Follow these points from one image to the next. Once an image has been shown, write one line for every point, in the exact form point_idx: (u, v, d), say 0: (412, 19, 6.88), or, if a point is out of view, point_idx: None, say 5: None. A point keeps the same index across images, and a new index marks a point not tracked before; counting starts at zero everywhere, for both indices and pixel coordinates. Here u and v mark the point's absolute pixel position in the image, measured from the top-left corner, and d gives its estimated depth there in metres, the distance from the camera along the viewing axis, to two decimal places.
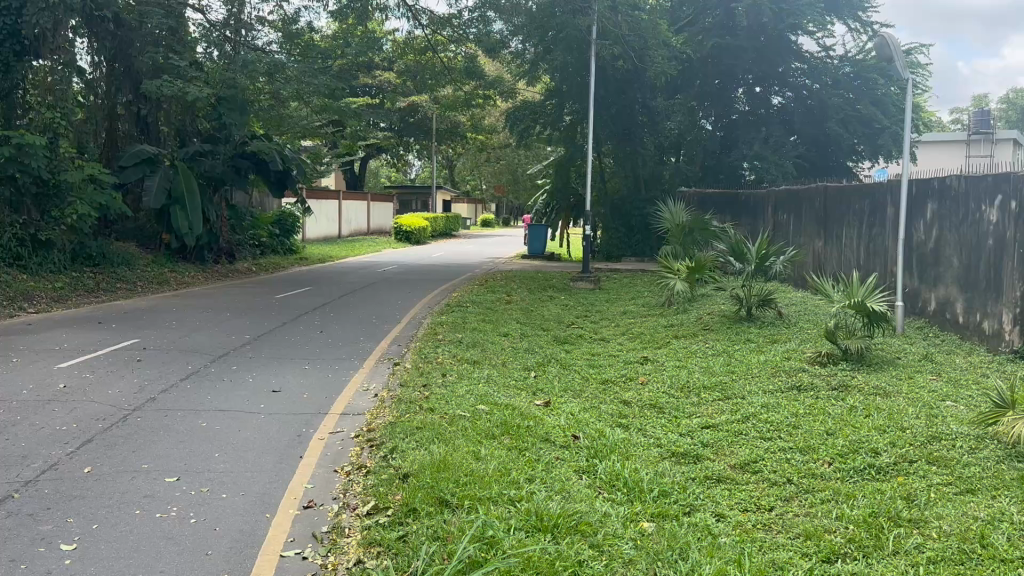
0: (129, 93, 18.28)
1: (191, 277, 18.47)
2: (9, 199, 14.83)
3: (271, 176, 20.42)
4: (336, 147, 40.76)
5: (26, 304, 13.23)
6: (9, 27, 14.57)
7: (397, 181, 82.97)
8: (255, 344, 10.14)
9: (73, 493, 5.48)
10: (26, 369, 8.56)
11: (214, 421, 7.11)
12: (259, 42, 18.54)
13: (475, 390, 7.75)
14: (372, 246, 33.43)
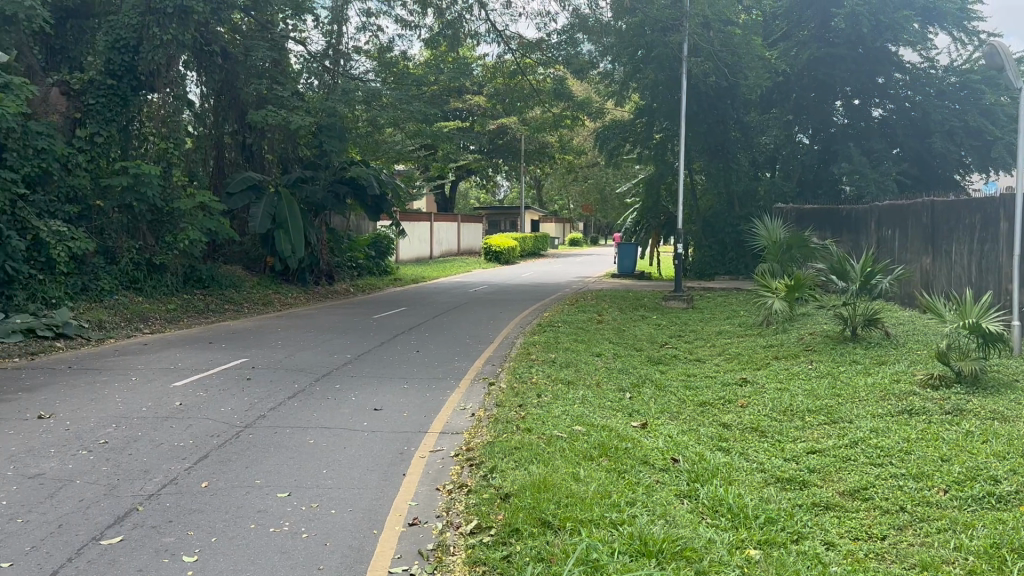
0: (235, 122, 19.12)
1: (293, 298, 19.15)
2: (125, 226, 15.73)
3: (368, 200, 20.97)
4: (426, 169, 41.62)
5: (142, 324, 13.98)
6: (127, 64, 15.42)
7: (484, 202, 84.11)
8: (356, 363, 10.43)
9: (192, 507, 5.74)
10: (146, 387, 9.04)
11: (321, 438, 7.34)
12: (357, 71, 19.48)
13: (571, 410, 7.73)
14: (463, 266, 33.88)
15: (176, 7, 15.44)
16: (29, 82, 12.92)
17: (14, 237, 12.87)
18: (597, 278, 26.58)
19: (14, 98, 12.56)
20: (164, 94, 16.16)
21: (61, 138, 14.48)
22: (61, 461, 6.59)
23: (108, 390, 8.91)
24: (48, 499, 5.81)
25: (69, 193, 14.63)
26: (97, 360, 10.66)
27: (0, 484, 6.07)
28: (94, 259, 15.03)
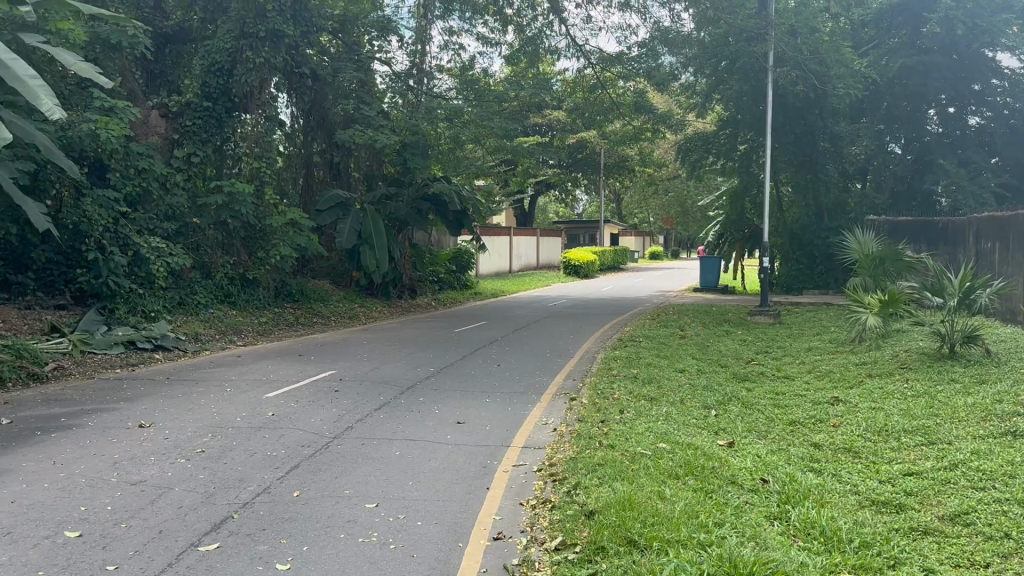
0: (322, 142, 19.69)
1: (377, 312, 19.54)
2: (220, 242, 16.39)
3: (450, 216, 21.24)
4: (506, 184, 42.04)
5: (235, 337, 14.50)
6: (221, 87, 16.25)
7: (563, 216, 84.31)
8: (439, 376, 10.57)
9: (285, 515, 5.91)
10: (240, 398, 9.37)
11: (408, 450, 7.48)
12: (440, 89, 20.00)
13: (654, 427, 7.64)
14: (543, 280, 33.93)
15: (269, 32, 16.18)
16: (131, 103, 13.74)
17: (118, 253, 13.55)
18: (680, 292, 26.25)
19: (118, 119, 13.39)
20: (257, 114, 16.86)
21: (160, 158, 15.23)
22: (161, 469, 6.89)
23: (204, 401, 9.27)
24: (150, 505, 6.07)
25: (167, 211, 15.35)
26: (194, 371, 11.12)
27: (106, 489, 6.38)
28: (191, 274, 15.69)
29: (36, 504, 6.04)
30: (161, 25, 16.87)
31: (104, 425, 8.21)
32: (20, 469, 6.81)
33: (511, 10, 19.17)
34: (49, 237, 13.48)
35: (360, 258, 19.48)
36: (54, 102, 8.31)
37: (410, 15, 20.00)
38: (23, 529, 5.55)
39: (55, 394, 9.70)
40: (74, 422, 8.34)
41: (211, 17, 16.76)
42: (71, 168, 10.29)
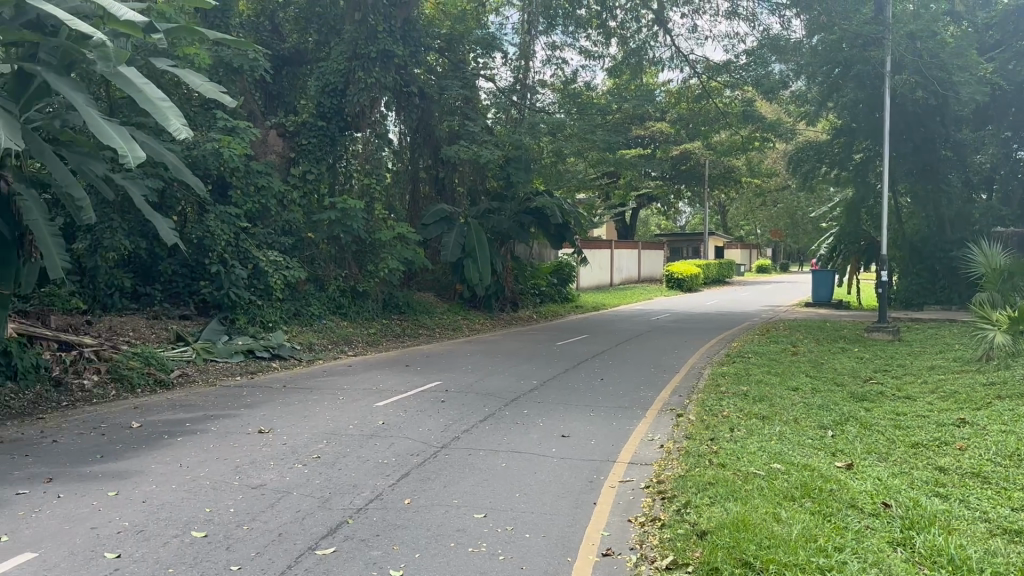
0: (429, 158, 20.25)
1: (481, 324, 19.74)
2: (331, 256, 16.99)
3: (552, 230, 21.29)
4: (608, 198, 41.86)
5: (347, 347, 14.93)
6: (334, 107, 16.90)
7: (665, 229, 83.16)
8: (543, 389, 10.58)
9: (397, 522, 6.03)
10: (352, 407, 9.66)
11: (513, 461, 7.52)
12: (542, 104, 20.15)
13: (767, 447, 7.42)
14: (646, 294, 33.56)
15: (380, 52, 16.82)
16: (251, 123, 14.52)
17: (237, 266, 14.24)
18: (790, 307, 25.45)
19: (239, 139, 14.14)
20: (368, 133, 17.48)
21: (277, 176, 15.97)
22: (280, 473, 7.17)
23: (318, 408, 9.60)
24: (270, 508, 6.31)
25: (281, 226, 16.04)
26: (308, 379, 11.54)
27: (228, 492, 6.67)
28: (305, 286, 16.29)
29: (166, 504, 6.38)
30: (279, 48, 17.94)
31: (227, 430, 8.60)
32: (151, 470, 7.22)
33: (615, 22, 19.28)
34: (175, 250, 14.29)
35: (464, 271, 19.76)
36: (182, 122, 8.80)
37: (514, 31, 20.30)
38: (154, 528, 5.87)
39: (181, 400, 10.24)
40: (199, 427, 8.78)
41: (326, 41, 17.84)
42: (196, 185, 10.82)
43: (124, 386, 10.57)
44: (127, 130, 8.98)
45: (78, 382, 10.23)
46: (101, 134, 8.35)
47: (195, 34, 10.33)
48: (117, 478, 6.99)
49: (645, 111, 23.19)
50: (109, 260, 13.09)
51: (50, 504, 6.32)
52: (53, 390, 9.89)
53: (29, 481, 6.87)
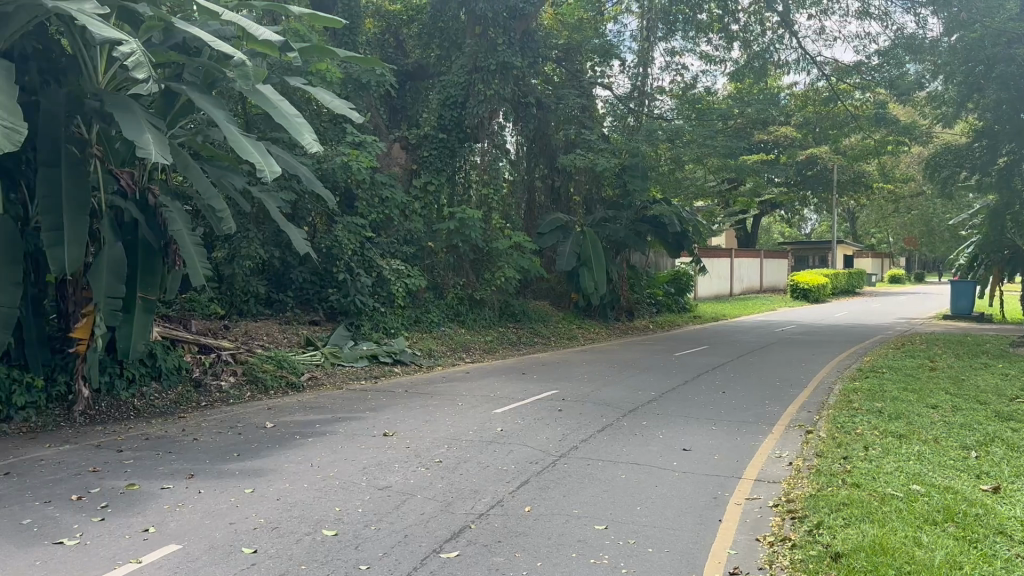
0: (546, 167, 20.49)
1: (596, 334, 19.63)
2: (450, 264, 17.37)
3: (670, 238, 20.96)
4: (728, 205, 40.94)
5: (465, 354, 15.17)
6: (455, 119, 17.47)
7: (788, 237, 80.30)
8: (662, 401, 10.42)
9: (518, 530, 6.06)
10: (472, 413, 9.81)
11: (633, 473, 7.44)
12: (660, 112, 19.85)
13: (905, 467, 7.03)
14: (768, 304, 32.50)
15: (500, 65, 17.23)
16: (377, 138, 15.20)
17: (362, 275, 14.78)
18: (927, 320, 24.10)
19: (366, 152, 14.82)
20: (487, 144, 17.86)
21: (398, 187, 16.55)
22: (404, 475, 7.36)
23: (439, 414, 9.80)
24: (396, 510, 6.48)
25: (403, 236, 16.61)
26: (429, 385, 11.79)
27: (357, 493, 6.90)
28: (425, 294, 16.69)
29: (298, 502, 6.66)
30: (402, 63, 19.05)
31: (353, 433, 8.90)
32: (283, 469, 7.55)
33: (738, 26, 19.07)
34: (305, 259, 14.95)
35: (580, 280, 19.73)
36: (314, 136, 9.21)
37: (633, 39, 20.27)
38: (288, 525, 6.13)
39: (311, 402, 10.68)
40: (328, 429, 9.13)
41: (447, 55, 18.37)
42: (326, 197, 11.26)
43: (259, 388, 11.14)
44: (263, 144, 9.42)
45: (216, 384, 10.84)
46: (240, 149, 8.78)
47: (326, 54, 10.84)
48: (251, 476, 7.34)
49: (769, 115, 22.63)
50: (244, 269, 13.86)
51: (192, 498, 6.70)
52: (194, 391, 10.55)
53: (173, 475, 7.33)
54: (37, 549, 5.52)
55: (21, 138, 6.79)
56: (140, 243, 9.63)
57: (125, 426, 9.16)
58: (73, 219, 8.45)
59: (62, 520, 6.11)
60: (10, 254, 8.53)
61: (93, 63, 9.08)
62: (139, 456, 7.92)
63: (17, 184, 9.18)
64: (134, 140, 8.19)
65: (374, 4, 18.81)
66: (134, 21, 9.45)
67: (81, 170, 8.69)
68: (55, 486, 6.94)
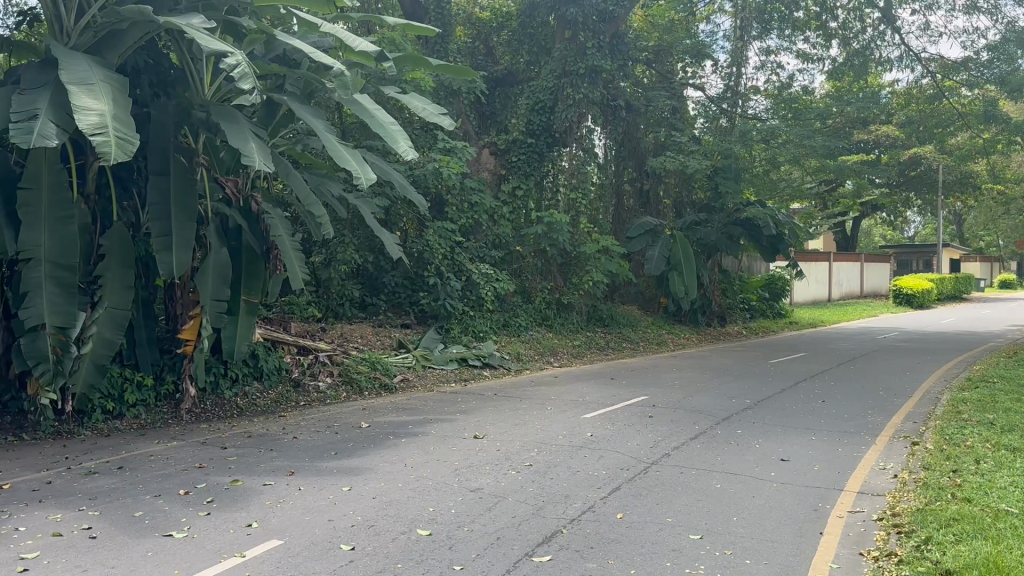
0: (635, 170, 20.38)
1: (686, 339, 19.30)
2: (538, 268, 17.43)
3: (764, 241, 20.28)
4: (826, 207, 39.62)
5: (553, 358, 15.16)
6: (543, 124, 17.63)
7: (890, 240, 77.02)
8: (757, 409, 10.16)
9: (611, 536, 6.00)
10: (561, 417, 9.79)
11: (729, 483, 7.26)
12: (754, 111, 19.47)
13: (1021, 482, 6.64)
14: (867, 310, 31.27)
15: (588, 68, 17.30)
16: (467, 144, 15.45)
17: (451, 279, 15.02)
18: None
19: (457, 158, 15.07)
20: (574, 148, 17.91)
21: (487, 192, 16.74)
22: (495, 478, 7.40)
23: (529, 418, 9.83)
24: (488, 512, 6.52)
25: (491, 240, 16.81)
26: (518, 389, 11.85)
27: (449, 493, 6.97)
28: (514, 298, 16.80)
29: (393, 501, 6.79)
30: (490, 70, 18.98)
31: (445, 434, 9.01)
32: (379, 468, 7.71)
33: (836, 23, 18.52)
34: (397, 263, 15.26)
35: (669, 284, 19.45)
36: (409, 143, 9.42)
37: (726, 38, 19.92)
38: (385, 523, 6.24)
39: (403, 403, 10.88)
40: (420, 430, 9.28)
41: (537, 60, 18.51)
42: (419, 203, 11.47)
43: (353, 389, 11.43)
44: (358, 152, 9.67)
45: (314, 384, 11.18)
46: (338, 157, 9.05)
47: (420, 63, 11.09)
48: (348, 474, 7.54)
49: (869, 114, 21.82)
50: (339, 272, 14.29)
51: (292, 495, 6.91)
52: (293, 390, 10.90)
53: (275, 472, 7.59)
54: (149, 540, 5.80)
55: (133, 149, 7.16)
56: (244, 249, 10.01)
57: (228, 424, 9.52)
58: (182, 225, 8.85)
59: (171, 513, 6.40)
60: (124, 259, 8.98)
61: (199, 75, 9.45)
62: (242, 453, 8.23)
63: (130, 191, 9.65)
64: (239, 149, 8.53)
65: (465, 12, 19.08)
66: (237, 34, 9.86)
67: (189, 178, 9.09)
68: (164, 480, 7.28)
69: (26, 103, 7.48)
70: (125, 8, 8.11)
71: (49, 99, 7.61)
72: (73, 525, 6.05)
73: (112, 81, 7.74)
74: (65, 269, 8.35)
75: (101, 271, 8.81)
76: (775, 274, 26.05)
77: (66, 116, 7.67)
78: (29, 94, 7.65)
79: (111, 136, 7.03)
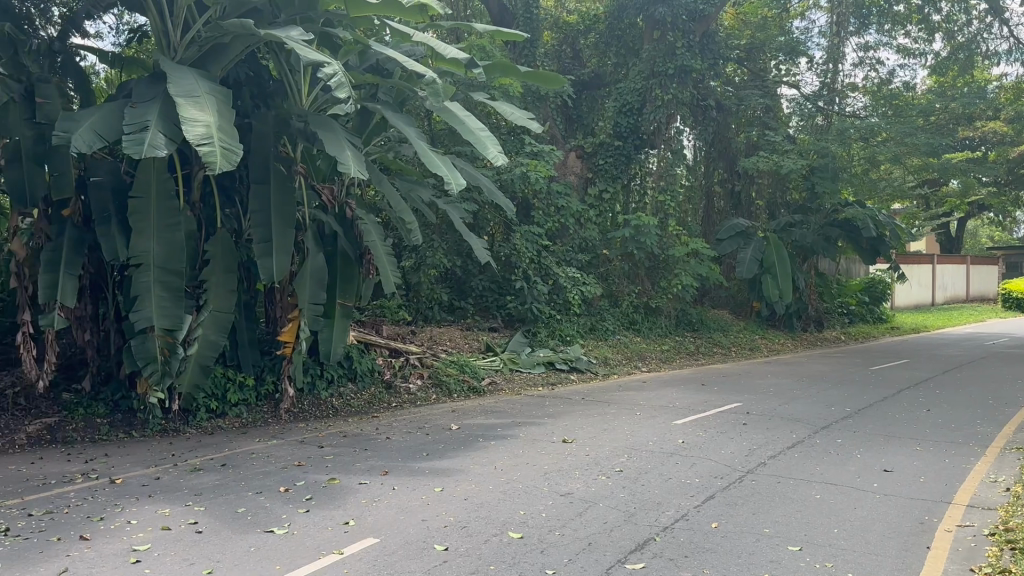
0: (726, 170, 20.19)
1: (780, 345, 18.75)
2: (625, 272, 17.32)
3: (863, 243, 19.70)
4: (929, 206, 37.88)
5: (641, 362, 15.00)
6: (632, 126, 17.51)
7: (1000, 241, 72.89)
8: (857, 417, 9.79)
9: (706, 545, 5.86)
10: (652, 423, 9.65)
11: (828, 494, 7.00)
12: (852, 109, 19.01)
13: None
14: (974, 315, 29.72)
15: (678, 68, 17.10)
16: (554, 147, 15.46)
17: (538, 283, 15.06)
18: None
19: (544, 162, 15.09)
20: (663, 149, 17.75)
21: (574, 196, 16.69)
22: (586, 483, 7.34)
23: (618, 423, 9.73)
24: (580, 517, 6.47)
25: (578, 244, 16.77)
26: (606, 393, 11.77)
27: (540, 497, 6.96)
28: (601, 302, 16.78)
29: (485, 503, 6.83)
30: (577, 73, 18.93)
31: (534, 438, 9.01)
32: (470, 470, 7.77)
33: (939, 16, 17.75)
34: (485, 268, 15.46)
35: (762, 287, 18.97)
36: (499, 150, 9.45)
37: (821, 35, 19.33)
38: (477, 525, 6.28)
39: (492, 406, 10.94)
40: (509, 433, 9.31)
41: (625, 63, 18.56)
42: (507, 207, 11.52)
43: (443, 391, 11.57)
44: (449, 158, 9.79)
45: (405, 386, 11.38)
46: (430, 164, 9.17)
47: (509, 71, 11.17)
48: (440, 475, 7.62)
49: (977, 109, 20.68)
50: (429, 277, 14.53)
51: (387, 494, 7.03)
52: (385, 392, 11.13)
53: (370, 471, 7.75)
54: (251, 535, 5.99)
55: (237, 158, 7.43)
56: (339, 254, 10.26)
57: (324, 423, 9.77)
58: (281, 231, 9.15)
59: (272, 509, 6.61)
60: (227, 263, 9.33)
61: (297, 87, 9.85)
62: (338, 453, 8.43)
63: (233, 200, 10.04)
64: (335, 157, 8.76)
65: (551, 16, 19.09)
66: (333, 45, 10.15)
67: (289, 186, 9.38)
68: (265, 478, 7.52)
69: (137, 116, 7.86)
70: (228, 22, 8.40)
71: (158, 111, 7.97)
72: (180, 520, 6.31)
73: (216, 93, 8.06)
74: (172, 274, 8.73)
75: (205, 277, 9.17)
76: (875, 277, 25.05)
77: (174, 127, 8.03)
78: (140, 107, 8.03)
79: (216, 146, 7.32)
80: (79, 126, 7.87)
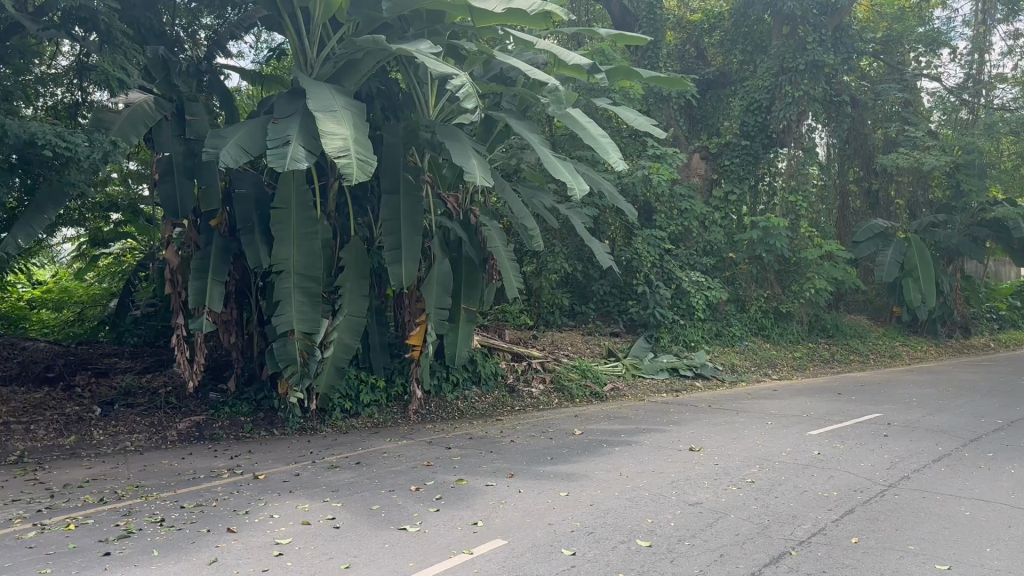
0: (862, 167, 19.47)
1: (923, 352, 17.70)
2: (753, 275, 16.84)
3: (1015, 243, 18.68)
4: None
5: (770, 369, 14.52)
6: (760, 124, 17.02)
7: None
8: (1012, 430, 9.10)
9: (845, 561, 5.60)
10: (784, 433, 9.30)
11: (980, 511, 6.54)
12: (1001, 101, 17.70)
13: None
14: None
15: (809, 63, 16.51)
16: (677, 149, 15.23)
17: (660, 287, 14.80)
18: None
19: (666, 164, 14.91)
20: (793, 148, 17.21)
21: (697, 198, 16.35)
22: (714, 493, 7.16)
23: (749, 431, 9.46)
24: (710, 527, 6.32)
25: (702, 247, 16.30)
26: (735, 401, 11.47)
27: (667, 505, 6.85)
28: (727, 307, 16.33)
29: (611, 509, 6.77)
30: (701, 72, 18.58)
31: (661, 445, 8.88)
32: (595, 475, 7.74)
33: None
34: (606, 272, 15.41)
35: (903, 291, 18.02)
36: (620, 154, 9.37)
37: (967, 23, 18.16)
38: (603, 531, 6.24)
39: (614, 411, 10.86)
40: (634, 439, 9.21)
41: (752, 59, 17.96)
42: (629, 211, 11.44)
43: (565, 396, 11.60)
44: (571, 164, 9.79)
45: (528, 390, 11.49)
46: (553, 170, 9.19)
47: (632, 75, 11.09)
48: (566, 479, 7.63)
49: None
50: (550, 281, 14.73)
51: (513, 496, 7.11)
52: (509, 395, 11.27)
53: (496, 473, 7.85)
54: (384, 532, 6.18)
55: (371, 168, 7.70)
56: (464, 259, 10.47)
57: (451, 425, 9.99)
58: (410, 238, 9.44)
59: (404, 507, 6.81)
60: (360, 269, 9.70)
61: (424, 98, 10.15)
62: (465, 454, 8.60)
63: (365, 209, 10.43)
64: (461, 166, 8.94)
65: (674, 16, 18.83)
66: (459, 57, 10.39)
67: (417, 195, 9.65)
68: (396, 477, 7.76)
69: (280, 132, 8.29)
70: (361, 38, 8.73)
71: (298, 126, 8.38)
72: (319, 515, 6.59)
73: (351, 107, 8.40)
74: (310, 280, 9.15)
75: (340, 283, 9.57)
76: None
77: (313, 140, 8.42)
78: (282, 122, 8.47)
79: (352, 158, 7.62)
80: (226, 142, 8.37)
